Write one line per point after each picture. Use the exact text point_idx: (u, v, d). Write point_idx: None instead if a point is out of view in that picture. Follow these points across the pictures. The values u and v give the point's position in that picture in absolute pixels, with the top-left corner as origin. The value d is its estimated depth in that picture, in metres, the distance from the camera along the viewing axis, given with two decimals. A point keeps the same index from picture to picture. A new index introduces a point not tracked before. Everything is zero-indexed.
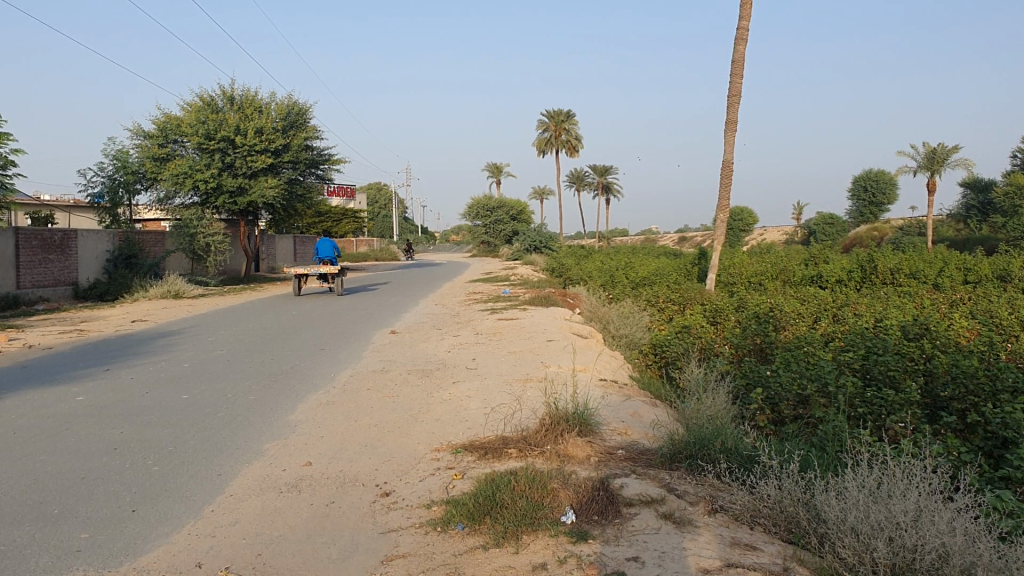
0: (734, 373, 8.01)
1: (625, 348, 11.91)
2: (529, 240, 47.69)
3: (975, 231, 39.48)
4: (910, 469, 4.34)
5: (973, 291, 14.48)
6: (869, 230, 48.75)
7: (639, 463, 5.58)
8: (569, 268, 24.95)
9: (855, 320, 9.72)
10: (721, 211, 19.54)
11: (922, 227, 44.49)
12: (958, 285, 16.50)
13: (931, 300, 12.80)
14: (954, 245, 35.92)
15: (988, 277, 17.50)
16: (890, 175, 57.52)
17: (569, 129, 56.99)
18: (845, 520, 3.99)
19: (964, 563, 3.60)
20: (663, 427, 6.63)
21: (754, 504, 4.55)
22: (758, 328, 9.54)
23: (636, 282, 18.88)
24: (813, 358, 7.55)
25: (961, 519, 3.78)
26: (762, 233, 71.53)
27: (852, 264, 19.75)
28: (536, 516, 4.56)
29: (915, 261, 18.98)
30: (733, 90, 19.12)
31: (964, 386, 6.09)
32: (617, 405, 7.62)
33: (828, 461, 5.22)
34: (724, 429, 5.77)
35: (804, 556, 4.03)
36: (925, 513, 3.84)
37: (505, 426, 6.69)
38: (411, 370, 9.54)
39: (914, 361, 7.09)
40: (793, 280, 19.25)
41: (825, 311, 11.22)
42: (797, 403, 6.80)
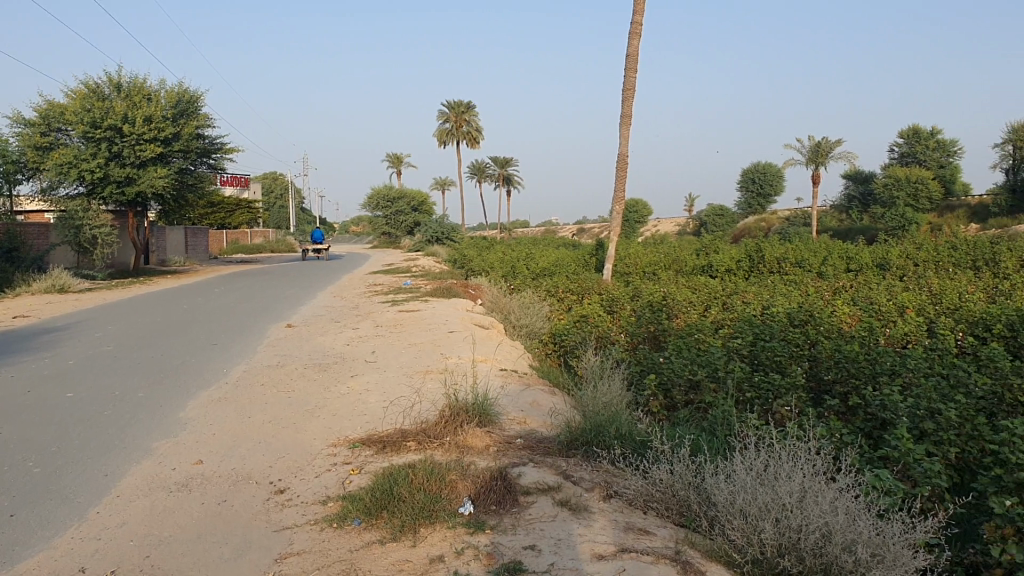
0: (629, 360, 8.13)
1: (525, 337, 12.03)
2: (430, 231, 47.48)
3: (856, 221, 41.08)
4: (795, 451, 4.48)
5: (856, 279, 15.05)
6: (757, 221, 50.23)
7: (537, 451, 5.62)
8: (471, 259, 24.98)
9: (743, 308, 10.02)
10: (618, 202, 19.84)
11: (808, 217, 46.19)
12: (842, 274, 17.18)
13: (818, 289, 13.24)
14: (837, 235, 37.30)
15: (868, 264, 18.33)
16: (779, 168, 59.34)
17: (470, 119, 56.95)
18: (734, 502, 4.11)
19: (845, 541, 3.74)
20: (561, 415, 6.71)
21: (647, 487, 4.64)
22: (652, 316, 9.76)
23: (536, 272, 19.06)
24: (704, 345, 7.74)
25: (842, 499, 3.91)
26: (657, 224, 72.85)
27: (742, 254, 20.28)
28: (434, 508, 4.55)
29: (800, 250, 19.71)
30: (627, 84, 19.39)
31: (847, 370, 6.37)
32: (516, 394, 7.67)
33: (718, 445, 5.37)
34: (618, 416, 5.86)
35: (696, 539, 4.16)
36: (810, 494, 3.96)
37: (403, 419, 6.67)
38: (308, 364, 9.36)
39: (799, 346, 7.36)
40: (686, 269, 19.71)
41: (715, 299, 11.52)
42: (688, 389, 6.87)
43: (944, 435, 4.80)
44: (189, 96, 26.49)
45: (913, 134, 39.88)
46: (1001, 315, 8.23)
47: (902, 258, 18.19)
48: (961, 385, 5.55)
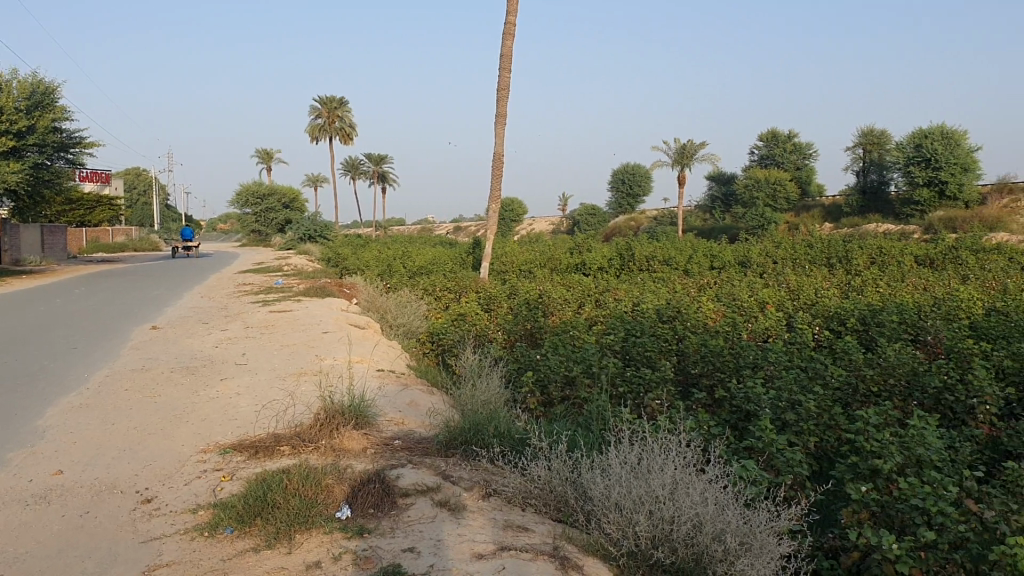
0: (506, 358, 8.18)
1: (402, 336, 11.97)
2: (303, 229, 46.50)
3: (719, 221, 42.58)
4: (667, 444, 4.60)
5: (719, 277, 15.61)
6: (626, 220, 51.44)
7: (415, 452, 5.59)
8: (345, 258, 24.65)
9: (616, 305, 10.26)
10: (494, 200, 19.94)
11: (675, 216, 47.61)
12: (706, 272, 17.78)
13: (685, 286, 13.67)
14: (702, 234, 38.59)
15: (731, 262, 19.05)
16: (647, 169, 60.83)
17: (343, 116, 56.13)
18: (609, 496, 4.20)
19: (715, 530, 3.86)
20: (439, 415, 6.69)
21: (525, 485, 4.69)
22: (528, 314, 9.87)
23: (411, 271, 18.96)
24: (579, 341, 7.87)
25: (712, 490, 4.03)
26: (531, 222, 73.66)
27: (613, 253, 20.73)
28: (310, 513, 4.47)
29: (668, 249, 20.29)
30: (500, 84, 19.52)
31: (712, 363, 6.60)
32: (393, 395, 7.61)
33: (593, 440, 5.48)
34: (497, 414, 5.89)
35: (573, 534, 4.23)
36: (681, 486, 4.07)
37: (276, 423, 6.51)
38: (175, 368, 9.03)
39: (667, 341, 7.60)
40: (560, 268, 20.01)
41: (587, 296, 11.75)
42: (564, 384, 6.93)
43: (804, 425, 5.02)
44: (44, 87, 25.10)
45: (771, 137, 41.54)
46: (854, 310, 8.71)
47: (763, 256, 18.98)
48: (818, 377, 5.83)
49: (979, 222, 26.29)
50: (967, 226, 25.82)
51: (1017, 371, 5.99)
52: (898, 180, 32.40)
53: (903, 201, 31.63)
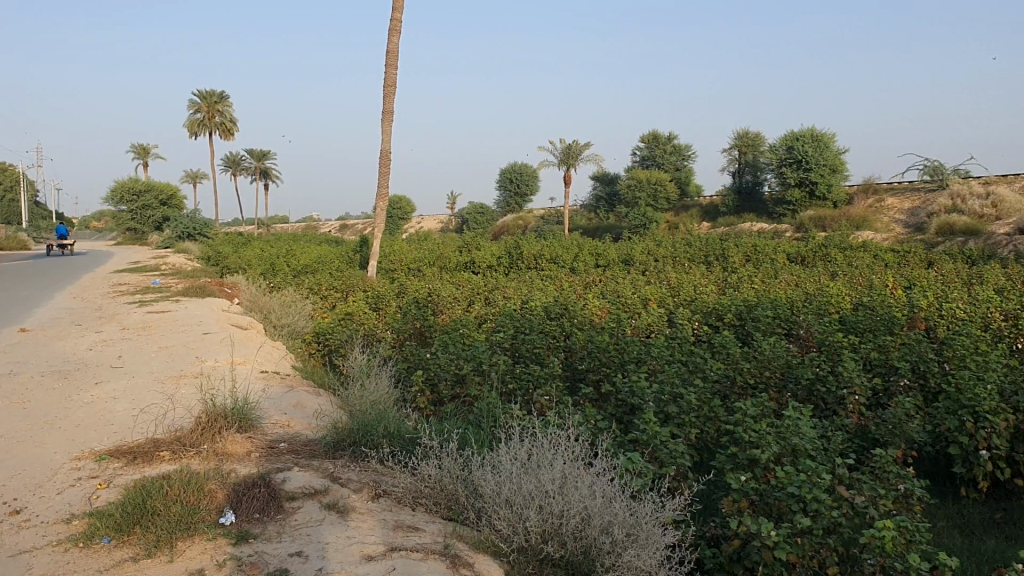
0: (396, 357, 8.11)
1: (288, 337, 11.72)
2: (181, 227, 44.91)
3: (603, 220, 43.34)
4: (556, 439, 4.65)
5: (604, 274, 15.89)
6: (513, 219, 51.79)
7: (302, 454, 5.49)
8: (226, 256, 23.95)
9: (505, 303, 10.32)
10: (381, 198, 19.74)
11: (560, 215, 48.22)
12: (592, 269, 18.10)
13: (571, 283, 13.87)
14: (587, 233, 39.20)
15: (616, 260, 19.44)
16: (533, 168, 61.34)
17: (224, 110, 54.56)
18: (500, 493, 4.22)
19: (603, 523, 3.93)
20: (327, 416, 6.59)
21: (415, 484, 4.67)
22: (417, 313, 9.83)
23: (296, 270, 18.59)
24: (468, 339, 7.88)
25: (599, 483, 4.10)
26: (418, 220, 73.30)
27: (500, 251, 20.84)
28: (193, 520, 4.33)
29: (555, 247, 20.54)
30: (387, 81, 19.34)
31: (598, 359, 6.73)
32: (279, 397, 7.44)
33: (483, 437, 5.50)
34: (386, 414, 5.83)
35: (464, 532, 4.24)
36: (570, 480, 4.12)
37: (155, 428, 6.28)
38: (45, 372, 8.58)
39: (555, 337, 7.70)
40: (448, 266, 19.99)
41: (476, 294, 11.78)
42: (454, 383, 6.93)
43: (686, 417, 5.16)
44: None
45: (653, 138, 42.50)
46: (731, 306, 9.02)
47: (645, 254, 19.43)
48: (699, 370, 6.00)
49: (846, 221, 27.61)
50: (836, 225, 27.08)
51: (883, 363, 6.33)
52: (771, 181, 33.68)
53: (776, 201, 32.89)
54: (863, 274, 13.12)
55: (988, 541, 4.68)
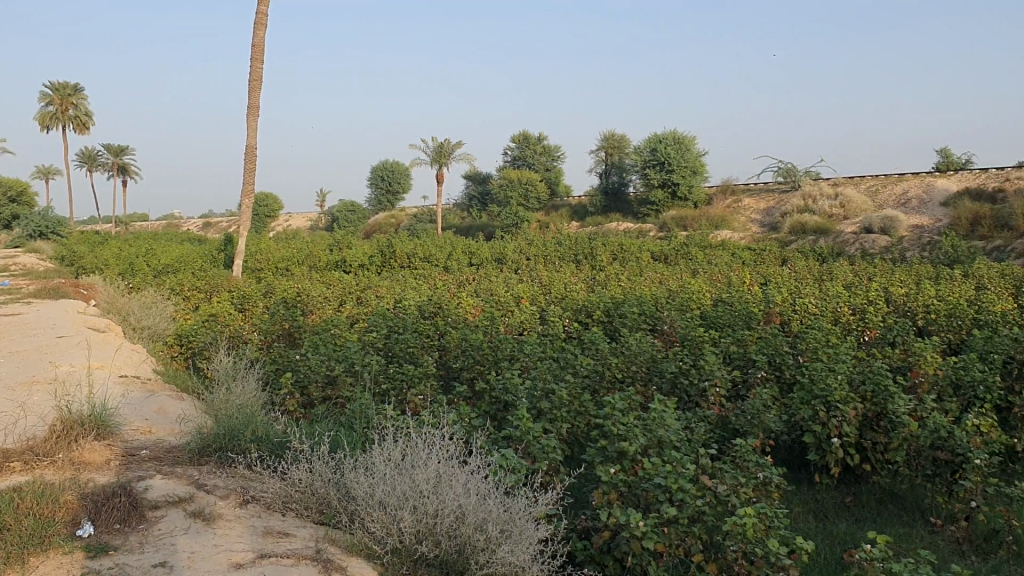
0: (264, 359, 7.91)
1: (149, 340, 11.26)
2: (32, 225, 42.44)
3: (475, 219, 43.49)
4: (429, 438, 4.63)
5: (477, 272, 15.98)
6: (385, 217, 51.34)
7: (165, 462, 5.30)
8: (81, 256, 22.78)
9: (377, 302, 10.24)
10: (247, 195, 19.22)
11: (432, 214, 48.12)
12: (464, 268, 18.16)
13: (443, 282, 13.86)
14: (460, 232, 39.28)
15: (488, 258, 19.58)
16: (404, 166, 60.87)
17: (78, 103, 51.91)
18: (373, 494, 4.18)
19: (477, 520, 3.94)
20: (191, 421, 6.37)
21: (285, 489, 4.58)
22: (286, 313, 9.63)
23: (158, 270, 17.89)
24: (339, 339, 7.77)
25: (473, 480, 4.11)
26: (287, 219, 71.71)
27: (372, 249, 20.63)
28: (47, 533, 4.11)
29: (428, 245, 20.50)
30: (252, 75, 18.83)
31: (472, 358, 6.77)
32: (139, 402, 7.14)
33: (355, 439, 5.44)
34: (254, 418, 5.69)
35: (336, 536, 4.19)
36: (444, 478, 4.12)
37: (4, 438, 5.92)
38: None
39: (429, 337, 7.70)
40: (319, 265, 19.65)
41: (348, 293, 11.64)
42: (325, 384, 6.82)
43: (558, 412, 5.23)
44: None
45: (523, 139, 42.77)
46: (600, 302, 9.22)
47: (517, 253, 19.63)
48: (570, 365, 6.11)
49: (707, 221, 28.65)
50: (698, 225, 28.07)
51: (741, 356, 6.60)
52: (637, 182, 34.45)
53: (641, 202, 33.61)
54: (724, 271, 13.65)
55: (839, 524, 4.96)
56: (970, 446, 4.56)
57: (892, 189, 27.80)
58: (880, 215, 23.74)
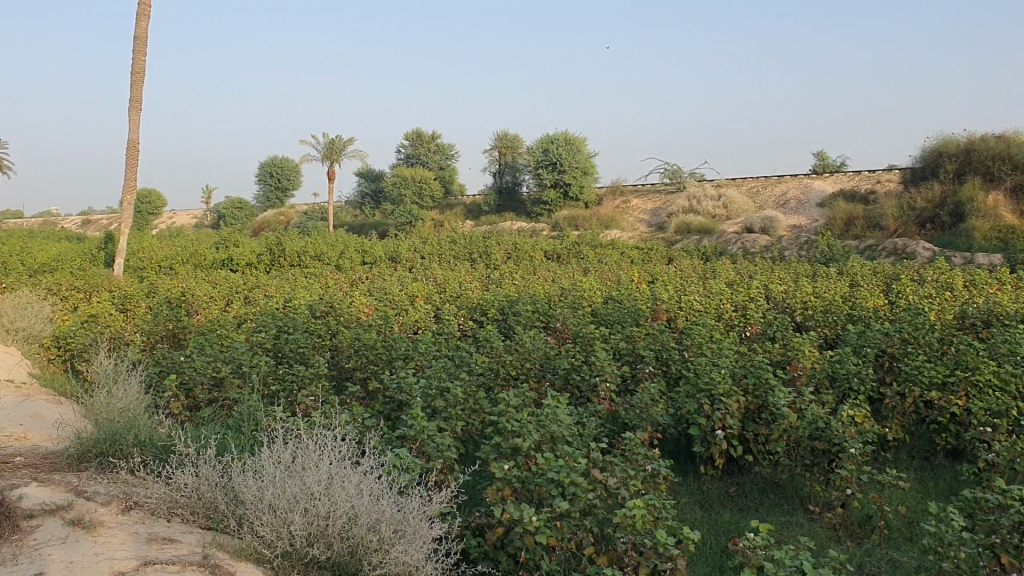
0: (147, 360, 7.65)
1: (22, 343, 10.72)
2: None
3: (367, 217, 42.99)
4: (321, 438, 4.56)
5: (369, 271, 15.82)
6: (275, 215, 50.30)
7: (42, 469, 5.07)
8: None
9: (266, 301, 10.02)
10: (129, 191, 18.53)
11: (323, 212, 47.40)
12: (356, 267, 17.97)
13: (335, 281, 13.66)
14: (352, 230, 38.81)
15: (381, 257, 19.43)
16: (294, 162, 59.64)
17: None
18: (263, 498, 4.10)
19: (370, 522, 3.91)
20: (70, 426, 6.11)
21: (171, 494, 4.45)
22: (171, 314, 9.34)
23: (33, 270, 17.05)
24: (227, 341, 7.58)
25: (366, 481, 4.08)
26: (171, 216, 69.42)
27: (261, 247, 20.15)
28: None
29: (319, 243, 20.18)
30: (135, 67, 18.15)
31: (365, 357, 6.71)
32: (13, 407, 6.80)
33: (244, 442, 5.32)
34: (137, 421, 5.50)
35: (224, 541, 4.09)
36: (336, 480, 4.08)
37: None
38: None
39: (320, 337, 7.59)
40: (206, 264, 19.10)
41: (236, 293, 11.36)
42: (212, 386, 6.65)
43: (452, 411, 5.23)
44: None
45: (416, 136, 42.39)
46: (494, 300, 9.26)
47: (409, 251, 19.53)
48: (464, 364, 6.12)
49: (598, 221, 29.09)
50: (589, 224, 28.48)
51: (631, 353, 6.76)
52: (529, 181, 34.63)
53: (534, 201, 33.79)
54: (613, 270, 13.89)
55: (724, 513, 5.13)
56: (846, 435, 4.78)
57: (773, 191, 28.84)
58: (761, 215, 24.58)
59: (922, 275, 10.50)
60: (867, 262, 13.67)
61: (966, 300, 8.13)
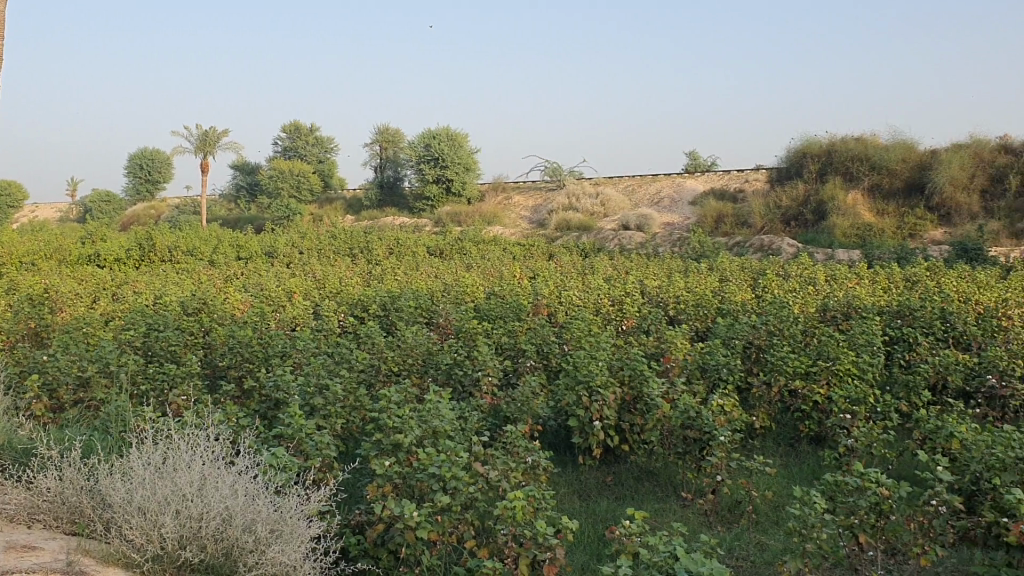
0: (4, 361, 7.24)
1: None
2: None
3: (243, 211, 41.86)
4: (193, 438, 4.41)
5: (245, 267, 15.42)
6: (144, 208, 48.37)
7: None
8: None
9: (135, 298, 9.64)
10: None
11: (197, 205, 45.88)
12: (232, 262, 17.48)
13: (209, 277, 13.23)
14: (227, 224, 37.70)
15: (258, 253, 18.96)
16: (165, 154, 57.41)
17: None
18: (131, 500, 3.94)
19: (245, 522, 3.82)
20: None
21: (32, 501, 4.24)
22: (31, 311, 8.87)
23: None
24: (93, 340, 7.26)
25: (241, 481, 3.97)
26: (30, 209, 65.83)
27: (129, 241, 19.33)
28: None
29: (191, 238, 19.52)
30: None
31: (241, 355, 6.54)
32: None
33: (111, 445, 5.11)
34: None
35: (90, 546, 3.92)
36: (209, 481, 3.95)
37: None
38: None
39: (194, 335, 7.36)
40: (69, 260, 18.20)
41: (102, 290, 10.88)
42: (77, 387, 6.36)
43: (331, 408, 5.15)
44: None
45: (294, 129, 41.39)
46: (375, 296, 9.19)
47: (287, 247, 19.12)
48: (344, 360, 6.04)
49: (479, 217, 29.20)
50: (470, 220, 28.55)
51: (512, 347, 6.81)
52: (410, 176, 34.39)
53: (414, 196, 33.57)
54: (494, 266, 13.96)
55: (602, 502, 5.24)
56: (716, 424, 4.95)
57: (648, 189, 29.59)
58: (637, 213, 25.16)
59: (787, 270, 10.99)
60: (736, 258, 14.21)
61: (827, 294, 8.54)
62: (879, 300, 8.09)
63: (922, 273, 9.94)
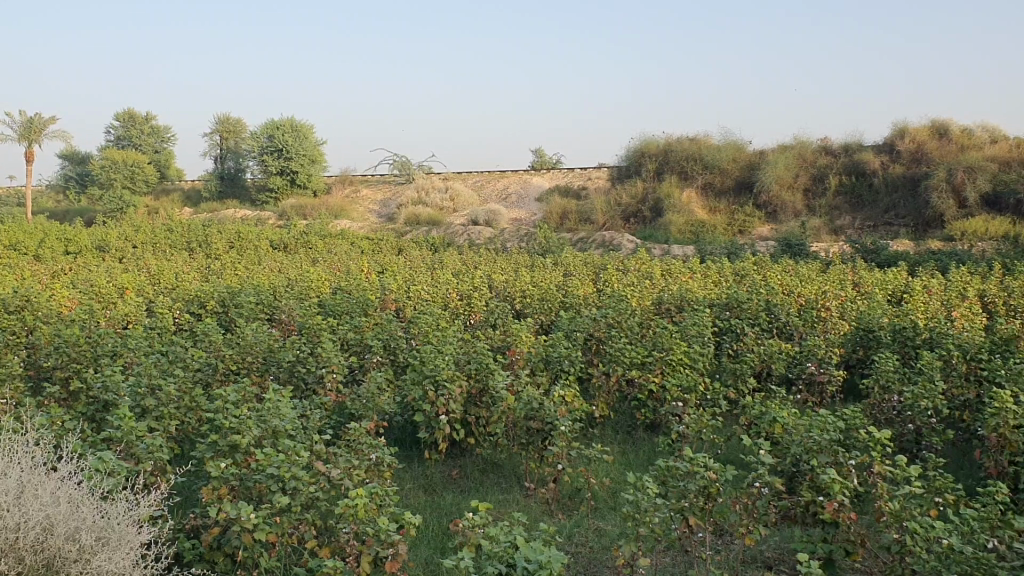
0: None
1: None
2: None
3: (72, 203, 39.48)
4: (9, 444, 4.09)
5: (73, 262, 14.55)
6: None
7: None
8: None
9: None
10: None
11: (19, 196, 42.94)
12: (58, 257, 16.45)
13: (33, 274, 12.39)
14: (54, 216, 35.47)
15: (88, 247, 17.93)
16: None
17: None
18: None
19: (68, 531, 3.58)
20: None
21: None
22: None
23: None
24: None
25: (65, 487, 3.72)
26: None
27: None
28: None
29: (12, 230, 18.23)
30: None
31: (66, 355, 6.16)
32: None
33: None
34: None
35: None
36: (28, 487, 3.67)
37: None
38: None
39: (15, 335, 6.90)
40: None
41: None
42: None
43: (165, 410, 4.94)
44: None
45: (128, 117, 39.20)
46: (215, 292, 8.88)
47: (120, 241, 18.17)
48: (179, 359, 5.80)
49: (325, 210, 28.67)
50: (317, 214, 27.99)
51: (357, 343, 6.73)
52: (253, 168, 33.34)
53: (257, 188, 32.53)
54: (339, 260, 13.75)
55: (447, 496, 5.25)
56: (557, 415, 5.05)
57: (496, 184, 29.88)
58: (486, 208, 25.31)
59: (627, 265, 11.35)
60: (578, 253, 14.55)
61: (665, 288, 8.87)
62: (711, 293, 8.47)
63: (750, 267, 10.47)
